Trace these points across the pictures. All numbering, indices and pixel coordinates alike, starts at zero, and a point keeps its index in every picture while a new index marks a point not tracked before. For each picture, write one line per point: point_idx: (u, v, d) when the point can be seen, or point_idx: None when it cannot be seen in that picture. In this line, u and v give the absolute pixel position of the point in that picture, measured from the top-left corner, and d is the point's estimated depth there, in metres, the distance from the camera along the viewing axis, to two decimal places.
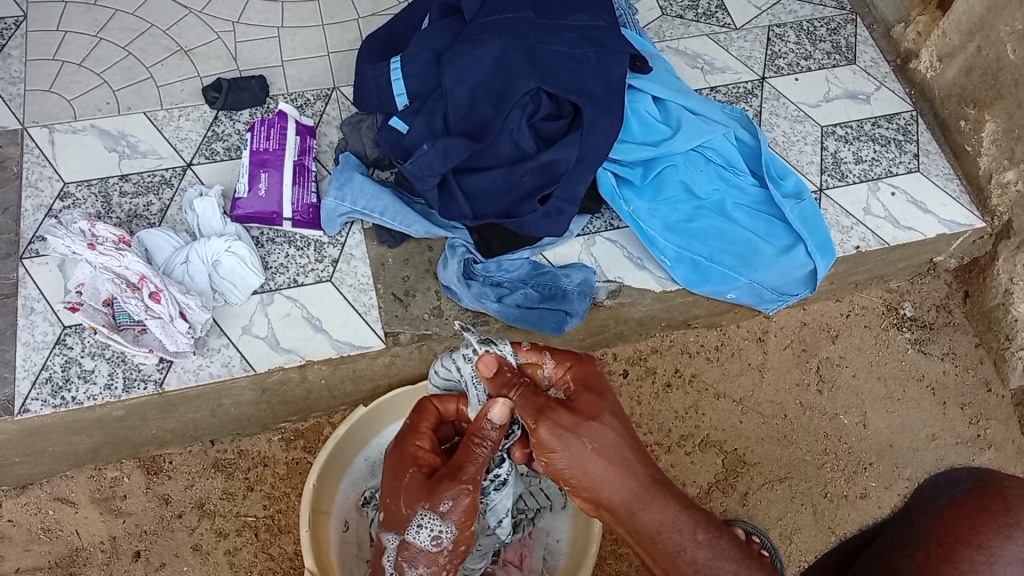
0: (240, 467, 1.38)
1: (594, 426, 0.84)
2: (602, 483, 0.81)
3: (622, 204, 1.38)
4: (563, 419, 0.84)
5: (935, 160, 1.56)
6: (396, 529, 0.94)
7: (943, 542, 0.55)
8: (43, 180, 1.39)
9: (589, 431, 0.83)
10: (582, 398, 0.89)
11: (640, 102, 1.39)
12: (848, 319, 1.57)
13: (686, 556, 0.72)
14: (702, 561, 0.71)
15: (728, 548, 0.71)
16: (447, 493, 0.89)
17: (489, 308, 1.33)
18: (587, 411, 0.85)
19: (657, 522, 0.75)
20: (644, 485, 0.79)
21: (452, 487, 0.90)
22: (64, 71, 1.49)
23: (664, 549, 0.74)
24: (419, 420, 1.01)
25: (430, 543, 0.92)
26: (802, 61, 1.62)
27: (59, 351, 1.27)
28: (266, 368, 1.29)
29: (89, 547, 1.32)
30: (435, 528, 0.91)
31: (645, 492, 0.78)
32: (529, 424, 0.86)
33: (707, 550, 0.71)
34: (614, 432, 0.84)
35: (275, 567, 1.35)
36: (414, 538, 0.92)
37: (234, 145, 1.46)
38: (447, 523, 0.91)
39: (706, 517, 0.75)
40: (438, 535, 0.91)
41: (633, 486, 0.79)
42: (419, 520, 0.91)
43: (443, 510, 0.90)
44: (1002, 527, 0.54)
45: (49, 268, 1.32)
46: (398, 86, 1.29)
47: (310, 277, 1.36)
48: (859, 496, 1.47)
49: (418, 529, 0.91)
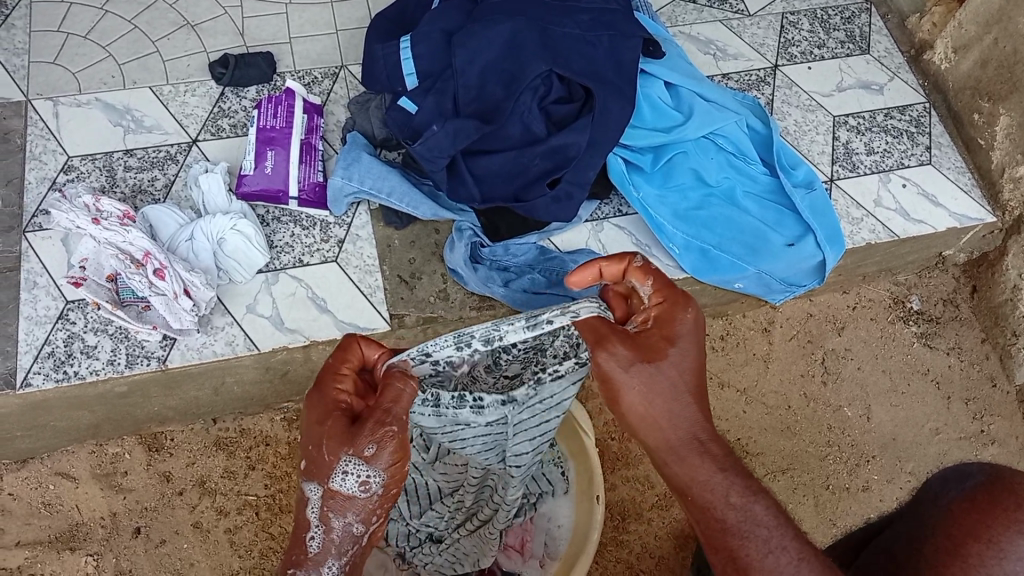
0: (242, 446, 1.38)
1: (650, 371, 0.81)
2: (646, 424, 0.81)
3: (631, 190, 1.37)
4: (619, 357, 0.81)
5: (947, 152, 1.55)
6: (317, 479, 0.80)
7: (952, 537, 0.57)
8: (46, 153, 1.38)
9: (651, 372, 0.81)
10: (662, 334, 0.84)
11: (652, 87, 1.37)
12: (855, 312, 1.56)
13: (715, 512, 0.73)
14: (731, 522, 0.72)
15: (763, 516, 0.72)
16: (372, 435, 0.78)
17: (495, 292, 1.33)
18: (650, 354, 0.82)
19: (693, 474, 0.76)
20: (684, 440, 0.79)
21: (375, 428, 0.78)
22: (69, 43, 1.47)
23: (696, 502, 0.75)
24: (340, 360, 0.85)
25: (356, 492, 0.79)
26: (815, 49, 1.60)
27: (62, 326, 1.26)
28: (271, 347, 1.28)
29: (89, 523, 1.31)
30: (361, 474, 0.78)
31: (683, 446, 0.79)
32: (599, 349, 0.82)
33: (737, 513, 0.73)
34: (678, 378, 0.82)
35: (275, 546, 1.35)
36: (338, 487, 0.79)
37: (241, 122, 1.45)
38: (374, 468, 0.78)
39: (743, 478, 0.75)
40: (366, 481, 0.79)
41: (681, 431, 0.80)
42: (343, 467, 0.78)
43: (369, 454, 0.78)
44: (1011, 522, 0.55)
45: (52, 242, 1.31)
46: (408, 65, 1.27)
47: (316, 257, 1.35)
48: (861, 489, 1.47)
49: (342, 477, 0.79)
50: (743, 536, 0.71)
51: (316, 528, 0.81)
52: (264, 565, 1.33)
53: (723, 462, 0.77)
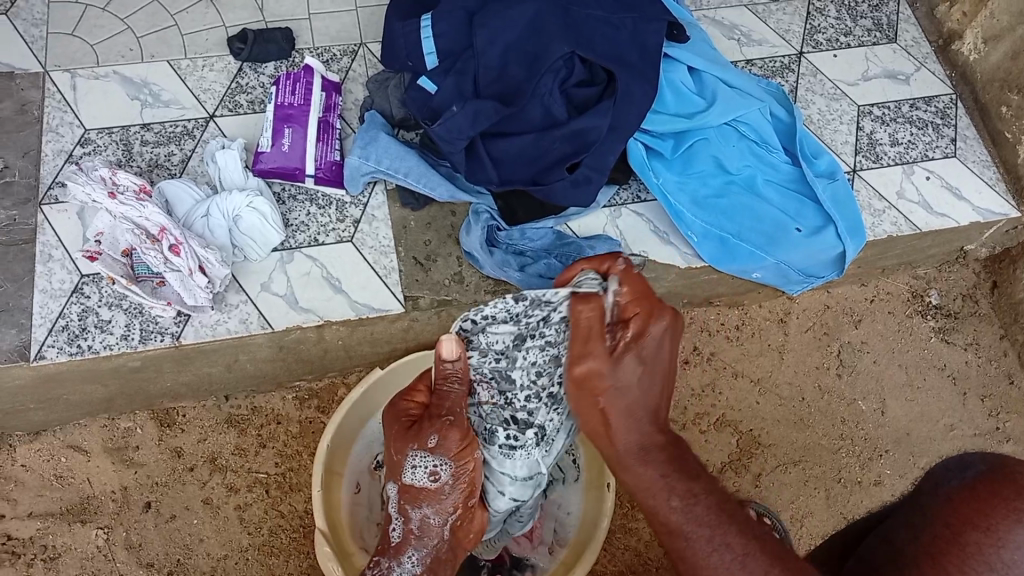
0: (254, 423, 1.38)
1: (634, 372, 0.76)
2: (616, 423, 0.75)
3: (651, 176, 1.35)
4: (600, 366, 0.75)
5: (972, 146, 1.53)
6: (396, 478, 1.00)
7: (950, 525, 0.57)
8: (63, 125, 1.37)
9: (619, 377, 0.76)
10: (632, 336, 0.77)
11: (675, 72, 1.36)
12: (872, 305, 1.55)
13: (664, 524, 0.69)
14: (675, 525, 0.68)
15: (705, 516, 0.68)
16: (433, 429, 0.94)
17: (511, 276, 1.32)
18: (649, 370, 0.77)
19: (644, 481, 0.72)
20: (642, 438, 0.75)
21: (436, 424, 0.94)
22: (88, 14, 1.46)
23: (648, 516, 0.71)
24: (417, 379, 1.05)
25: (429, 482, 0.96)
26: (841, 37, 1.58)
27: (77, 300, 1.26)
28: (284, 326, 1.28)
29: (100, 496, 1.32)
30: (430, 465, 0.96)
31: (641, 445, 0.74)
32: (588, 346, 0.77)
33: (681, 516, 0.68)
34: (642, 394, 0.76)
35: (284, 524, 1.35)
36: (411, 479, 0.97)
37: (259, 98, 1.44)
38: (438, 458, 0.95)
39: (685, 480, 0.71)
40: (435, 470, 0.96)
41: (630, 443, 0.75)
42: (413, 461, 0.96)
43: (433, 446, 0.94)
44: (1011, 511, 0.55)
45: (68, 215, 1.31)
46: (427, 44, 1.25)
47: (331, 237, 1.34)
48: (873, 483, 1.46)
49: (413, 470, 0.97)
50: (706, 539, 0.67)
51: (399, 520, 1.01)
52: (274, 543, 1.34)
53: (676, 469, 0.72)
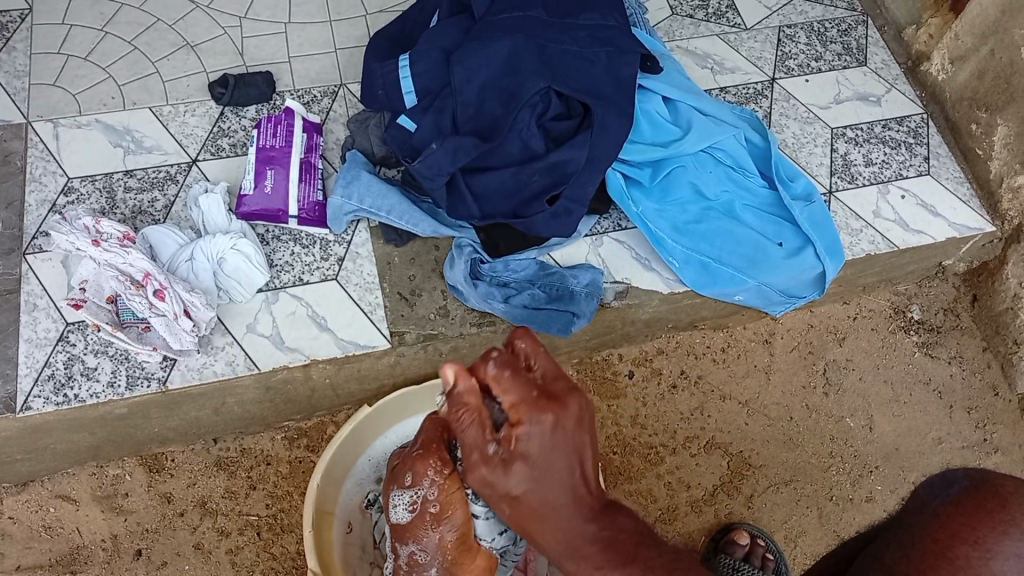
0: (243, 466, 1.37)
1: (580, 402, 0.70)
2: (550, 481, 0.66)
3: (630, 204, 1.37)
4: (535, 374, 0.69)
5: (945, 162, 1.55)
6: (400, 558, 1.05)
7: (937, 540, 0.55)
8: (46, 174, 1.38)
9: (544, 439, 0.66)
10: (555, 401, 0.68)
11: (650, 102, 1.38)
12: (856, 322, 1.56)
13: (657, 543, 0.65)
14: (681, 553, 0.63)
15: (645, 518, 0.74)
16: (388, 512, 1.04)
17: (496, 308, 1.32)
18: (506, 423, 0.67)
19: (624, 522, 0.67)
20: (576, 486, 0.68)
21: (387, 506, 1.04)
22: (69, 65, 1.48)
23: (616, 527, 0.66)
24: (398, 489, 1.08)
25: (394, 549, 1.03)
26: (812, 62, 1.61)
27: (62, 348, 1.26)
28: (271, 367, 1.28)
29: (90, 545, 1.31)
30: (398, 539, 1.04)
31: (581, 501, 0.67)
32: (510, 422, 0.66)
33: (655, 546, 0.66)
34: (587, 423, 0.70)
35: (277, 566, 1.34)
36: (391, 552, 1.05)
37: (240, 141, 1.45)
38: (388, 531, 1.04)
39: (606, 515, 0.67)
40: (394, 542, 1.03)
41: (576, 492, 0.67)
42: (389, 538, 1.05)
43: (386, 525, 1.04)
44: (997, 523, 0.54)
45: (52, 264, 1.31)
46: (406, 83, 1.27)
47: (316, 275, 1.35)
48: (864, 500, 1.47)
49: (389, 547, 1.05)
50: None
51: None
52: None
53: (603, 539, 0.65)
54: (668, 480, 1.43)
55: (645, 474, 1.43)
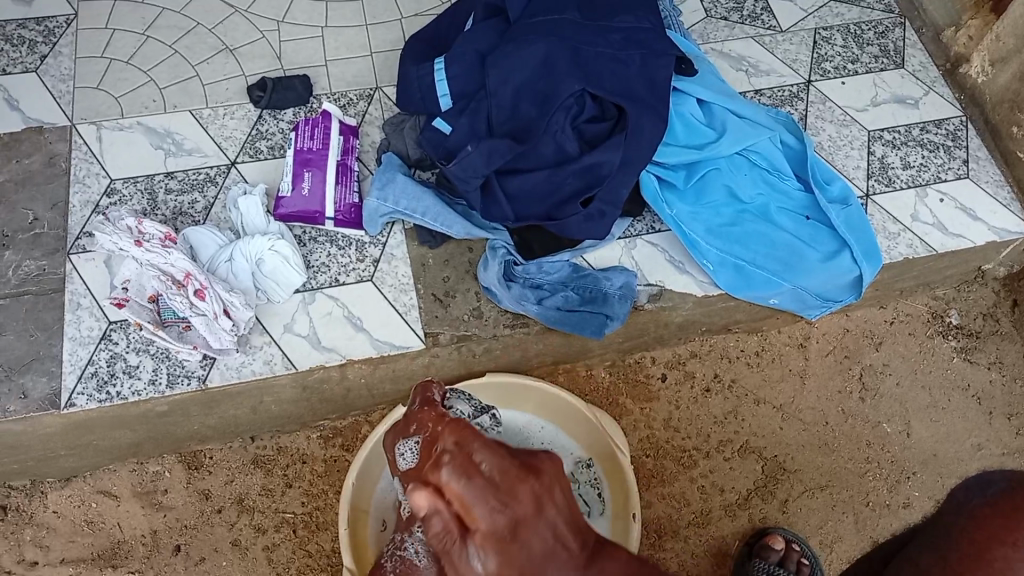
0: (280, 464, 1.39)
1: (464, 484, 0.75)
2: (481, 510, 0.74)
3: (664, 208, 1.37)
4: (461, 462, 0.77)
5: (985, 166, 1.53)
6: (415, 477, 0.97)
7: (976, 543, 0.69)
8: (90, 176, 1.41)
9: (468, 490, 0.75)
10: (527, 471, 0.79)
11: (685, 104, 1.38)
12: (893, 327, 1.55)
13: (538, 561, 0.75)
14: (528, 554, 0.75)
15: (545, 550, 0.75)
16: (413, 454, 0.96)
17: (530, 309, 1.33)
18: (432, 478, 0.77)
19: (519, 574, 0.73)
20: (484, 518, 0.74)
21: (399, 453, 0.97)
22: (112, 69, 1.51)
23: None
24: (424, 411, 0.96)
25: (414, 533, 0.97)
26: (849, 64, 1.59)
27: (105, 346, 1.29)
28: (308, 366, 1.30)
29: (130, 541, 1.34)
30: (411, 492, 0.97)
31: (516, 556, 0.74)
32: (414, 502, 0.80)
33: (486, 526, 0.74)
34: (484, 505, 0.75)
35: (312, 564, 1.36)
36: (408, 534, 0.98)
37: (278, 144, 1.47)
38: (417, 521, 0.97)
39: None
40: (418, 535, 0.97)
41: (485, 559, 0.74)
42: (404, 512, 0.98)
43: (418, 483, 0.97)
44: None
45: (95, 264, 1.34)
46: (442, 86, 1.29)
47: (352, 276, 1.37)
48: (901, 506, 1.45)
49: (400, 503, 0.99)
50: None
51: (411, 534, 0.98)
52: None
53: (500, 533, 0.74)
54: (702, 483, 1.43)
55: (678, 477, 1.43)
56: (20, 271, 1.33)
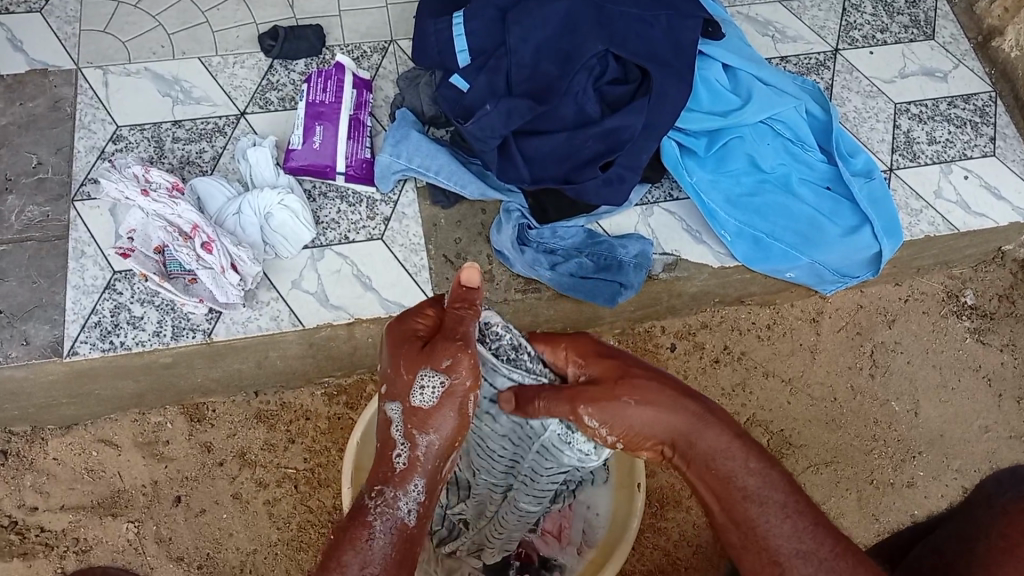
0: (283, 419, 1.38)
1: (629, 381, 0.78)
2: (654, 431, 0.77)
3: (684, 174, 1.34)
4: (592, 392, 0.78)
5: (1011, 144, 1.50)
6: (431, 364, 0.75)
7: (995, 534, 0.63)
8: (95, 122, 1.38)
9: (643, 414, 0.77)
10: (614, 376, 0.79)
11: (710, 69, 1.34)
12: (907, 304, 1.52)
13: (737, 481, 0.71)
14: (752, 489, 0.70)
15: (779, 481, 0.71)
16: (446, 354, 0.74)
17: (543, 275, 1.31)
18: (611, 385, 0.78)
19: (713, 447, 0.74)
20: (700, 415, 0.76)
21: (449, 353, 0.74)
22: (119, 11, 1.46)
23: (717, 475, 0.73)
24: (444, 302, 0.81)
25: (427, 406, 0.75)
26: (878, 34, 1.55)
27: (109, 296, 1.26)
28: (316, 323, 1.28)
29: (131, 489, 1.33)
30: (437, 385, 0.74)
31: (700, 419, 0.75)
32: (569, 414, 0.79)
33: (758, 479, 0.71)
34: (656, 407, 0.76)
35: (313, 519, 1.35)
36: (418, 402, 0.75)
37: (289, 95, 1.44)
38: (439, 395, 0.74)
39: (761, 451, 0.73)
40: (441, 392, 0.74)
41: (714, 444, 0.74)
42: (420, 381, 0.74)
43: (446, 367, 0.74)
44: None
45: (100, 212, 1.31)
46: (459, 42, 1.23)
47: (361, 234, 1.34)
48: (906, 485, 1.45)
49: (421, 391, 0.74)
50: (807, 560, 0.66)
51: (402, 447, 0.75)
52: (302, 538, 1.34)
53: (743, 439, 0.74)
54: None
55: None
56: (23, 216, 1.30)
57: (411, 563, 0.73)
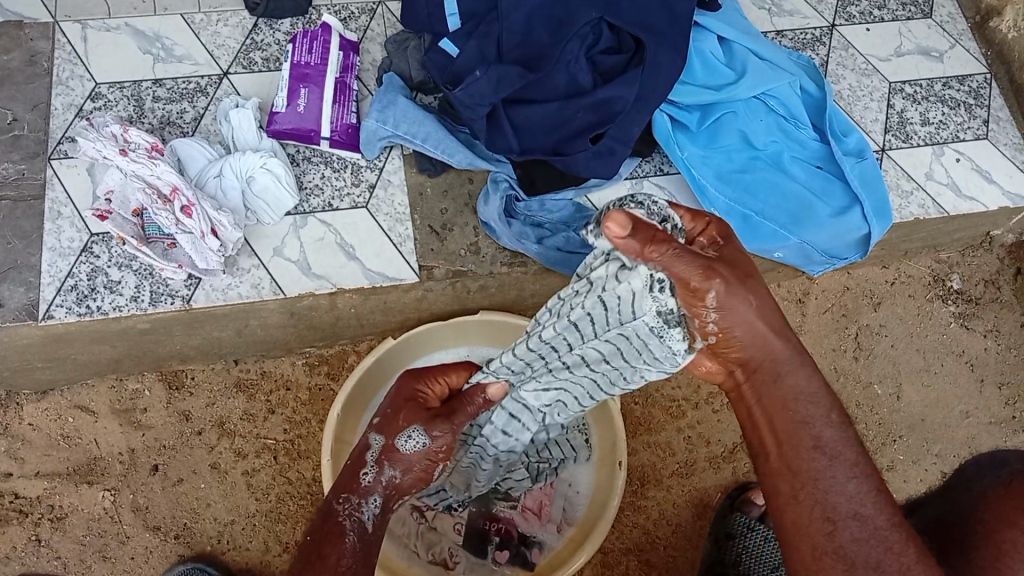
0: (263, 389, 1.37)
1: (754, 282, 0.74)
2: (753, 343, 0.74)
3: (675, 148, 1.32)
4: (729, 273, 0.73)
5: (1005, 127, 1.49)
6: (418, 426, 0.96)
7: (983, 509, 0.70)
8: (73, 78, 1.33)
9: (745, 312, 0.73)
10: (747, 276, 0.74)
11: (705, 41, 1.31)
12: (893, 288, 1.52)
13: (812, 428, 0.73)
14: (823, 442, 0.72)
15: (852, 441, 0.73)
16: (440, 427, 0.96)
17: (528, 249, 1.29)
18: (741, 270, 0.74)
19: (793, 390, 0.74)
20: (793, 352, 0.75)
21: (444, 426, 0.96)
22: None
23: (793, 416, 0.74)
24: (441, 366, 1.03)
25: (408, 452, 0.95)
26: (875, 10, 1.53)
27: (86, 259, 1.23)
28: (297, 293, 1.25)
29: (107, 458, 1.31)
30: (422, 440, 0.95)
31: (790, 357, 0.75)
32: (688, 278, 0.72)
33: (834, 432, 0.73)
34: (756, 318, 0.73)
35: (292, 491, 1.34)
36: (402, 445, 0.95)
37: (274, 56, 1.40)
38: (421, 450, 0.95)
39: (839, 408, 0.75)
40: (422, 446, 0.95)
41: (800, 385, 0.74)
42: (409, 432, 0.95)
43: (430, 435, 0.95)
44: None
45: (77, 171, 1.28)
46: (450, 5, 1.21)
47: (346, 202, 1.31)
48: (886, 469, 1.45)
49: (407, 439, 0.94)
50: (863, 523, 0.69)
51: (370, 468, 0.94)
52: (281, 510, 1.33)
53: (828, 390, 0.75)
54: (689, 434, 1.42)
55: (665, 426, 1.42)
56: None
57: (370, 562, 0.89)
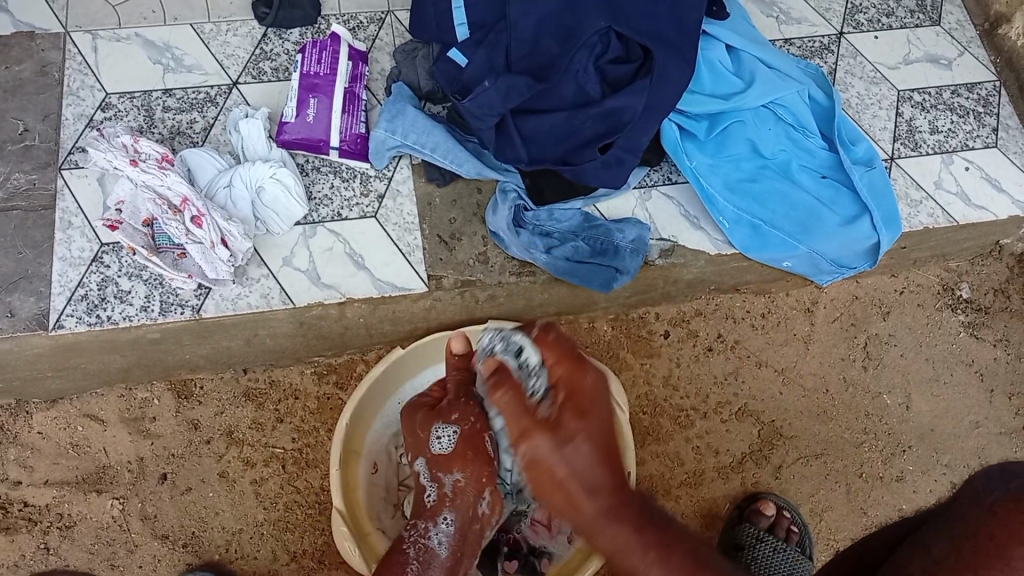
0: (272, 398, 1.36)
1: (581, 423, 0.79)
2: (578, 481, 0.76)
3: (684, 158, 1.32)
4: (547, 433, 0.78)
5: (1013, 136, 1.49)
6: (440, 421, 1.08)
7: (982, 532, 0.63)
8: (83, 89, 1.34)
9: (567, 459, 0.77)
10: (579, 415, 0.80)
11: (713, 50, 1.32)
12: (902, 297, 1.51)
13: (627, 556, 0.74)
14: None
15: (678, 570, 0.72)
16: (455, 414, 1.08)
17: (538, 258, 1.29)
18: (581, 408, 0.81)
19: (612, 545, 0.75)
20: (615, 480, 0.78)
21: (459, 412, 1.08)
22: None
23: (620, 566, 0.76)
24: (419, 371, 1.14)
25: (447, 451, 1.07)
26: (883, 18, 1.52)
27: (96, 269, 1.23)
28: (306, 302, 1.26)
29: (116, 465, 1.31)
30: (450, 433, 1.07)
31: (615, 483, 0.78)
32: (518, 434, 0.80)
33: (658, 568, 0.73)
34: (577, 464, 0.77)
35: (299, 500, 1.35)
36: (438, 450, 1.07)
37: (283, 65, 1.41)
38: (457, 440, 1.07)
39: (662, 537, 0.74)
40: (449, 437, 1.07)
41: (596, 508, 0.76)
42: (437, 434, 1.07)
43: (452, 422, 1.07)
44: None
45: (87, 181, 1.28)
46: (458, 14, 1.21)
47: (355, 211, 1.31)
48: (895, 479, 1.46)
49: (438, 440, 1.07)
50: None
51: (430, 488, 1.08)
52: (289, 519, 1.34)
53: (645, 532, 0.75)
54: (697, 445, 1.42)
55: (674, 436, 1.41)
56: (8, 184, 1.27)
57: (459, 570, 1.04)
